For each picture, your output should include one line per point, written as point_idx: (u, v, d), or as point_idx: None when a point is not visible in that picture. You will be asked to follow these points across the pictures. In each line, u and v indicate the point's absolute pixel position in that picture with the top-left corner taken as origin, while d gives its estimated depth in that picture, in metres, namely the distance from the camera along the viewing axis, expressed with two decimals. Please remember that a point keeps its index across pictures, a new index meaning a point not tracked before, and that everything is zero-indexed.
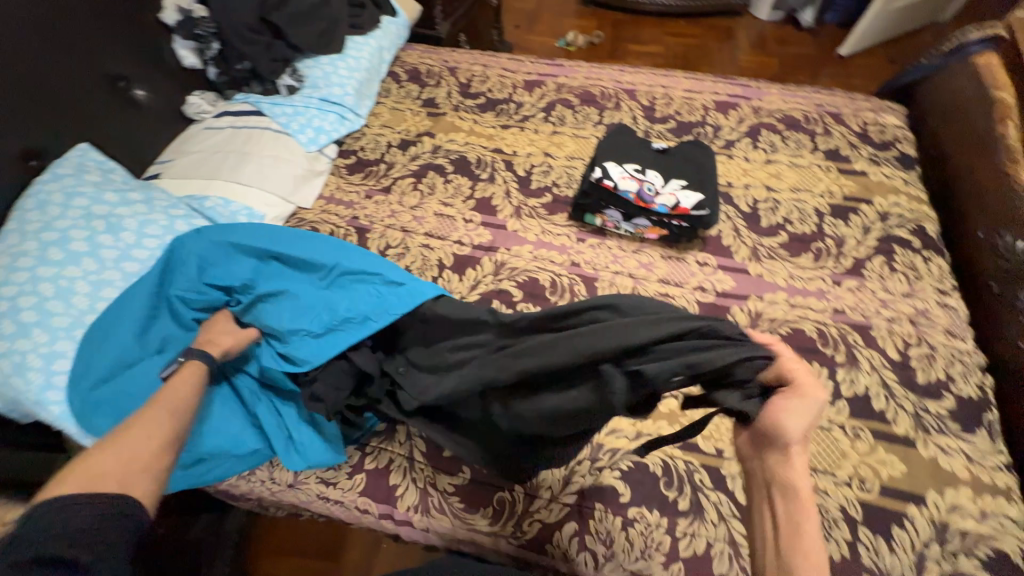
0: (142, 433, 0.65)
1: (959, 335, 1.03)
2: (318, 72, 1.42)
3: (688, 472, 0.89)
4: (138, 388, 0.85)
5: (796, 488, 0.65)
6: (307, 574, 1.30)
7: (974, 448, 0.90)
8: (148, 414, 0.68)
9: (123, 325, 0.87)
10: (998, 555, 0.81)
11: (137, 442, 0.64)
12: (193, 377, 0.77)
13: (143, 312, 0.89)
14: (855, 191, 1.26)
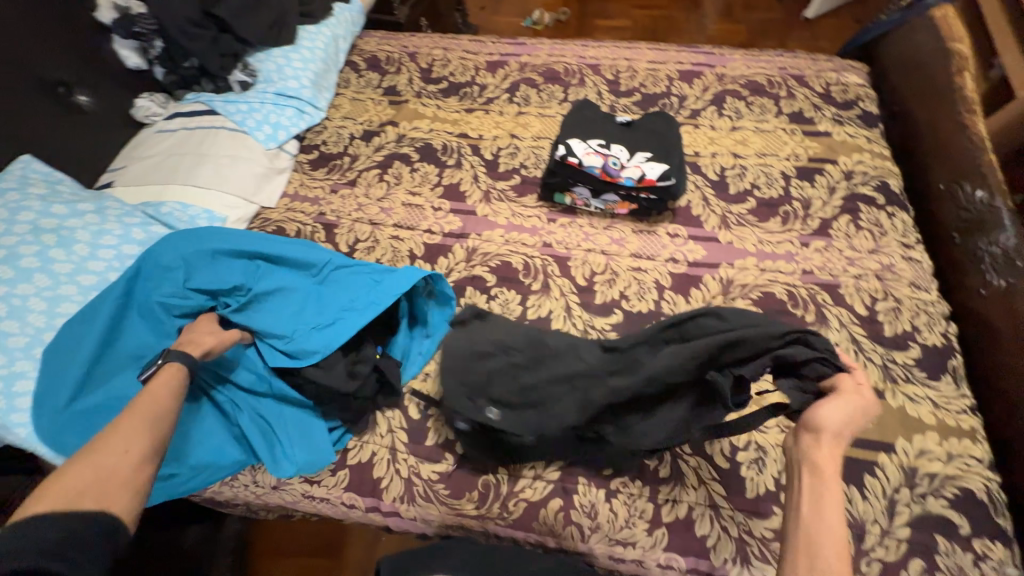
0: (119, 443, 0.62)
1: (924, 287, 1.06)
2: (271, 65, 1.37)
3: None
4: (119, 400, 0.83)
5: (822, 467, 0.65)
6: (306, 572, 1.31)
7: (940, 394, 0.93)
8: (127, 422, 0.65)
9: (94, 338, 0.84)
10: (964, 493, 0.84)
11: (111, 454, 0.61)
12: (173, 380, 0.73)
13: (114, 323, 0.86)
14: (820, 152, 1.27)
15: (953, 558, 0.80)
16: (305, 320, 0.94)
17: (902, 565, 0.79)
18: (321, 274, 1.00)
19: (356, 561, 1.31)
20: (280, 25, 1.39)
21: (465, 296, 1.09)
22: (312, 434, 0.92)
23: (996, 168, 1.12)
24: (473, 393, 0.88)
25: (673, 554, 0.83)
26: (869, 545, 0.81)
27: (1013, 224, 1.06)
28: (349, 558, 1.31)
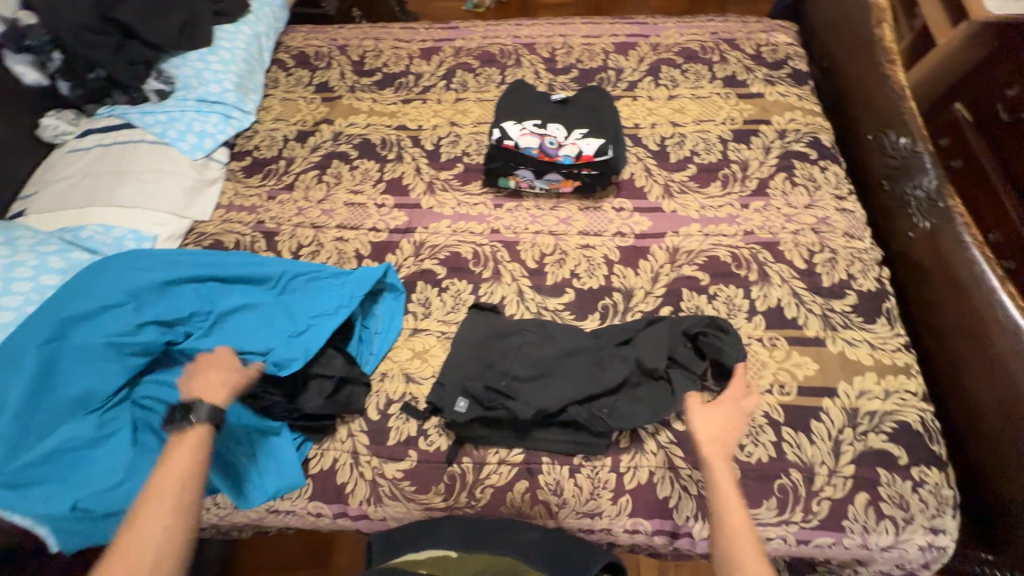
0: (151, 540, 0.59)
1: (858, 236, 1.10)
2: (188, 70, 1.29)
3: None
4: (63, 451, 0.73)
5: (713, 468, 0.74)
6: None
7: (876, 335, 0.98)
8: (156, 510, 0.61)
9: (23, 384, 0.72)
10: (901, 426, 0.89)
11: (145, 551, 0.59)
12: (199, 452, 0.67)
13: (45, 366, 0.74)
14: (754, 114, 1.29)
15: (893, 487, 0.85)
16: (276, 332, 0.87)
17: (848, 500, 0.84)
18: (281, 284, 0.93)
19: (347, 565, 1.30)
20: (193, 26, 1.30)
21: (416, 291, 1.07)
22: (284, 459, 0.86)
23: (915, 115, 1.17)
24: (489, 371, 0.93)
25: (638, 518, 0.86)
26: (818, 486, 0.85)
27: (934, 166, 1.11)
28: (340, 563, 1.30)
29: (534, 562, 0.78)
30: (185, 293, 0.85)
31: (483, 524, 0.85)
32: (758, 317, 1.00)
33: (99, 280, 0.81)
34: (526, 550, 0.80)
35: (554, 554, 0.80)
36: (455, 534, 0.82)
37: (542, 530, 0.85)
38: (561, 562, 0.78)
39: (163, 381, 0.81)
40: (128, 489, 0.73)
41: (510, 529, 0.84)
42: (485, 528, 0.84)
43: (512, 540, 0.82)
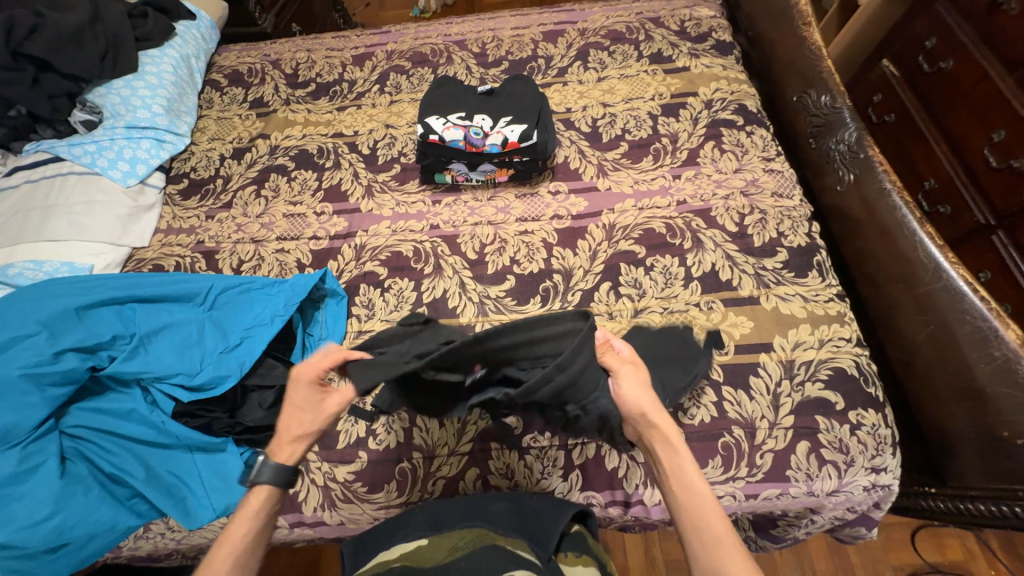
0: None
1: (786, 195, 1.12)
2: (115, 98, 1.28)
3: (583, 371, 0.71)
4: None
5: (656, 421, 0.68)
6: None
7: (808, 288, 1.00)
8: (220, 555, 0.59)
9: None
10: (837, 372, 0.91)
11: None
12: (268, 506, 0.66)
13: None
14: (681, 87, 1.31)
15: (832, 433, 0.87)
16: (206, 349, 0.88)
17: (790, 450, 0.86)
18: (210, 299, 0.93)
19: None
20: (115, 53, 1.30)
21: (359, 294, 1.07)
22: (227, 474, 0.83)
23: (834, 73, 1.19)
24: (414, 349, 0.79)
25: (589, 491, 0.88)
26: (760, 440, 0.87)
27: (853, 120, 1.13)
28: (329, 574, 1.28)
29: (506, 526, 0.73)
30: (104, 318, 0.85)
31: (448, 503, 0.80)
32: (694, 284, 1.02)
33: (9, 314, 0.81)
34: (496, 517, 0.76)
35: (524, 517, 0.76)
36: (423, 519, 0.77)
37: (513, 500, 0.81)
38: (533, 524, 0.74)
39: (97, 409, 0.82)
40: (59, 522, 0.73)
41: (479, 504, 0.80)
42: (452, 507, 0.79)
43: (482, 513, 0.77)
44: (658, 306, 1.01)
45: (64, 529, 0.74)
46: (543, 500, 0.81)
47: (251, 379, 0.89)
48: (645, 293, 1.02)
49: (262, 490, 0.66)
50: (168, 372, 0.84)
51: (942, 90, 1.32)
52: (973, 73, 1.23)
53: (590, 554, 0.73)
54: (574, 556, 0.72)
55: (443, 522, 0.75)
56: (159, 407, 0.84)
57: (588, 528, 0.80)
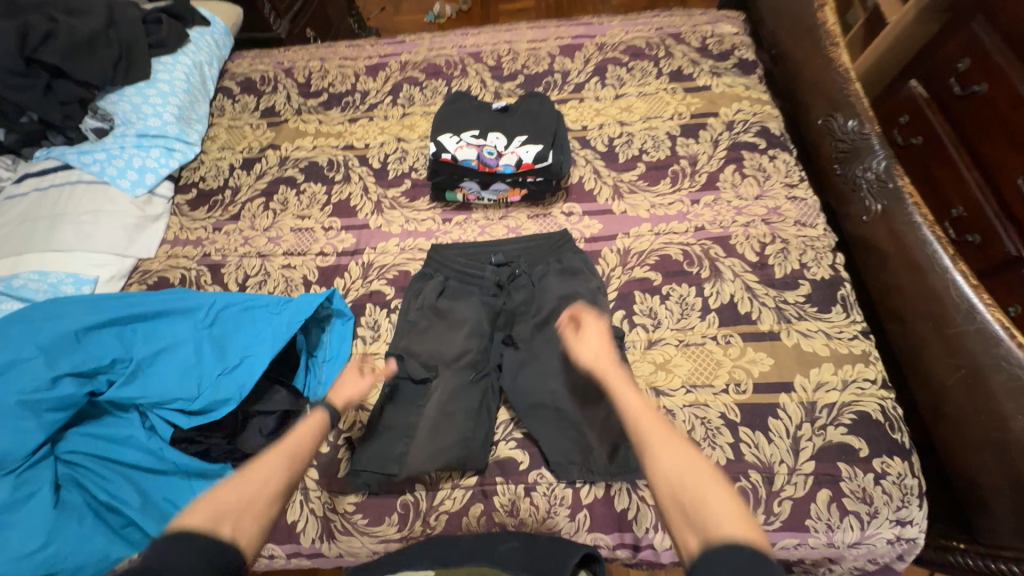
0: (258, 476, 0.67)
1: (810, 224, 1.08)
2: (126, 105, 1.27)
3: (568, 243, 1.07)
4: None
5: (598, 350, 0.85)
6: None
7: (831, 325, 0.96)
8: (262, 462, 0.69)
9: None
10: (860, 416, 0.87)
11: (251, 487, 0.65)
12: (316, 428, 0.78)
13: None
14: (701, 107, 1.27)
15: (855, 481, 0.83)
16: (205, 371, 0.86)
17: (809, 498, 0.82)
18: (211, 319, 0.91)
19: None
20: (128, 59, 1.29)
21: (366, 314, 1.04)
22: None
23: (862, 98, 1.14)
24: (449, 267, 1.05)
25: (596, 533, 0.84)
26: (778, 486, 0.83)
27: (882, 147, 1.08)
28: None
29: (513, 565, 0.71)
30: (104, 339, 0.84)
31: (456, 543, 0.79)
32: (711, 315, 0.98)
33: (10, 336, 0.80)
34: (508, 558, 0.73)
35: (533, 558, 0.73)
36: (431, 554, 0.76)
37: (522, 539, 0.79)
38: (542, 560, 0.72)
39: (95, 434, 0.81)
40: (52, 552, 0.71)
41: (486, 542, 0.79)
42: (460, 546, 0.77)
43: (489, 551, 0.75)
44: (674, 338, 0.97)
45: (55, 560, 0.71)
46: (552, 541, 0.78)
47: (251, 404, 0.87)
48: (660, 323, 0.99)
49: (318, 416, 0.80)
50: (167, 396, 0.82)
51: (974, 114, 1.26)
52: (1009, 97, 1.17)
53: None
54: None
55: (451, 558, 0.74)
56: (157, 432, 0.83)
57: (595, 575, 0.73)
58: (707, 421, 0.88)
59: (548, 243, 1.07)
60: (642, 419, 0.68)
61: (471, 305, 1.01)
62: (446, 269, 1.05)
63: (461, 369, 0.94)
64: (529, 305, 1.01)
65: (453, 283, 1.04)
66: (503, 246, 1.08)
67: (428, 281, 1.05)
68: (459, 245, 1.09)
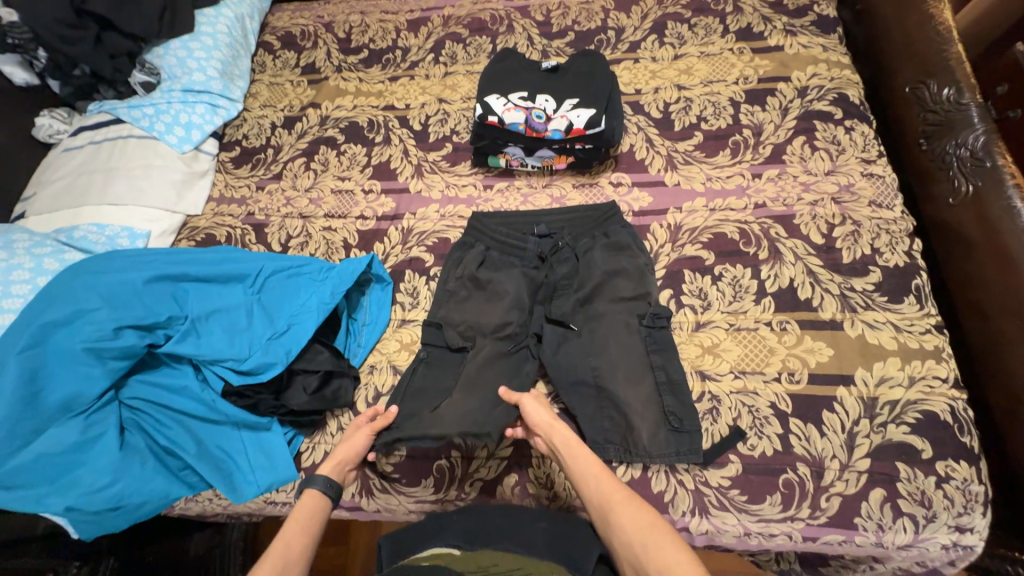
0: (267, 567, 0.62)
1: (886, 205, 0.98)
2: (171, 60, 1.26)
3: (614, 210, 1.02)
4: (56, 453, 0.76)
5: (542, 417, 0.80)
6: (319, 560, 1.28)
7: (902, 317, 0.88)
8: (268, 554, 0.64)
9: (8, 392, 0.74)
10: (926, 416, 0.81)
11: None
12: (316, 509, 0.73)
13: (23, 375, 0.76)
14: (771, 70, 1.15)
15: (914, 483, 0.78)
16: (253, 333, 0.87)
17: (861, 496, 0.78)
18: (259, 281, 0.92)
19: (368, 541, 1.29)
20: (173, 11, 1.27)
21: (405, 281, 1.04)
22: (270, 451, 0.86)
23: (963, 62, 1.02)
24: (490, 236, 1.02)
25: None
26: (828, 482, 0.79)
27: (981, 120, 0.97)
28: (359, 539, 1.29)
29: (534, 549, 0.72)
30: (159, 294, 0.86)
31: (487, 510, 0.80)
32: (766, 300, 0.92)
33: (74, 285, 0.83)
34: (530, 540, 0.73)
35: (556, 543, 0.72)
36: (460, 527, 0.77)
37: (551, 519, 0.77)
38: (566, 549, 0.71)
39: (153, 383, 0.85)
40: (118, 489, 0.78)
41: (516, 516, 0.78)
42: (489, 518, 0.78)
43: (516, 533, 0.75)
44: (724, 321, 0.92)
45: (123, 495, 0.78)
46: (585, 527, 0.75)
47: (296, 364, 0.88)
48: (710, 305, 0.94)
49: (313, 494, 0.75)
50: (218, 355, 0.84)
51: None
52: None
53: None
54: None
55: (479, 537, 0.75)
56: (209, 385, 0.86)
57: None
58: (755, 410, 0.84)
59: (594, 217, 1.02)
60: (602, 486, 0.70)
61: (513, 276, 0.98)
62: (488, 235, 1.02)
63: (501, 340, 0.93)
64: (572, 278, 0.97)
65: (494, 253, 1.01)
66: (547, 215, 1.04)
67: (468, 251, 1.02)
68: (500, 216, 1.05)
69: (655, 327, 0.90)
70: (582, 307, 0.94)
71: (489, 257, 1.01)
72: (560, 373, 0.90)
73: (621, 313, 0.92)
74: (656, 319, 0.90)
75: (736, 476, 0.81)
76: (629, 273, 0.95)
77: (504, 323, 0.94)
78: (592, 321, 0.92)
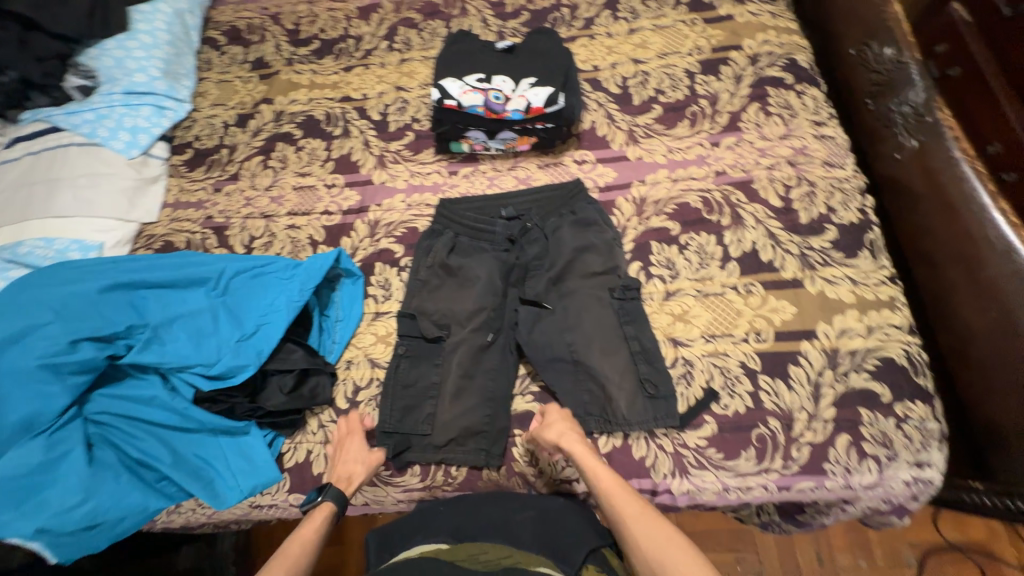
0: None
1: (838, 164, 1.01)
2: (109, 61, 1.20)
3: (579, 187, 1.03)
4: (19, 475, 0.73)
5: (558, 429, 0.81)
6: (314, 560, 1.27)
7: (858, 271, 0.92)
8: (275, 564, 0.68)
9: None
10: (885, 362, 0.85)
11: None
12: (320, 519, 0.76)
13: None
14: (723, 40, 1.17)
15: (876, 426, 0.82)
16: (221, 337, 0.86)
17: (829, 443, 0.82)
18: (222, 284, 0.90)
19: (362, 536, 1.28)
20: (103, 11, 1.22)
21: (375, 273, 1.02)
22: (250, 455, 0.84)
23: (902, 22, 1.05)
24: (459, 223, 1.02)
25: None
26: (797, 432, 0.83)
27: (922, 78, 1.01)
28: (353, 535, 1.28)
29: (524, 541, 0.73)
30: (116, 304, 0.83)
31: (476, 501, 0.80)
32: (731, 264, 0.95)
33: (24, 301, 0.80)
34: (519, 532, 0.74)
35: (546, 533, 0.74)
36: (448, 523, 0.77)
37: (537, 509, 0.79)
38: (556, 540, 0.72)
39: (120, 396, 0.83)
40: (91, 507, 0.75)
41: (503, 509, 0.79)
42: (477, 508, 0.79)
43: (503, 526, 0.75)
44: (691, 288, 0.94)
45: (97, 512, 0.76)
46: (573, 516, 0.77)
47: (269, 364, 0.87)
48: (678, 273, 0.96)
49: (325, 505, 0.78)
50: (185, 362, 0.82)
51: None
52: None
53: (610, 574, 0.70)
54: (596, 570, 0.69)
55: (467, 531, 0.75)
56: (179, 394, 0.84)
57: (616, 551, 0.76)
58: (726, 370, 0.87)
59: (559, 196, 1.03)
60: (619, 498, 0.71)
61: (484, 261, 0.98)
62: (457, 222, 1.02)
63: (476, 324, 0.93)
64: (542, 258, 0.98)
65: (463, 239, 1.01)
66: (514, 197, 1.04)
67: (437, 238, 1.01)
68: (466, 201, 1.05)
69: (626, 299, 0.92)
70: (555, 286, 0.95)
71: (460, 243, 1.00)
72: (537, 352, 0.90)
73: (593, 289, 0.93)
74: (626, 290, 0.92)
75: (712, 435, 0.84)
76: (598, 249, 0.96)
77: (478, 307, 0.94)
78: (565, 298, 0.93)
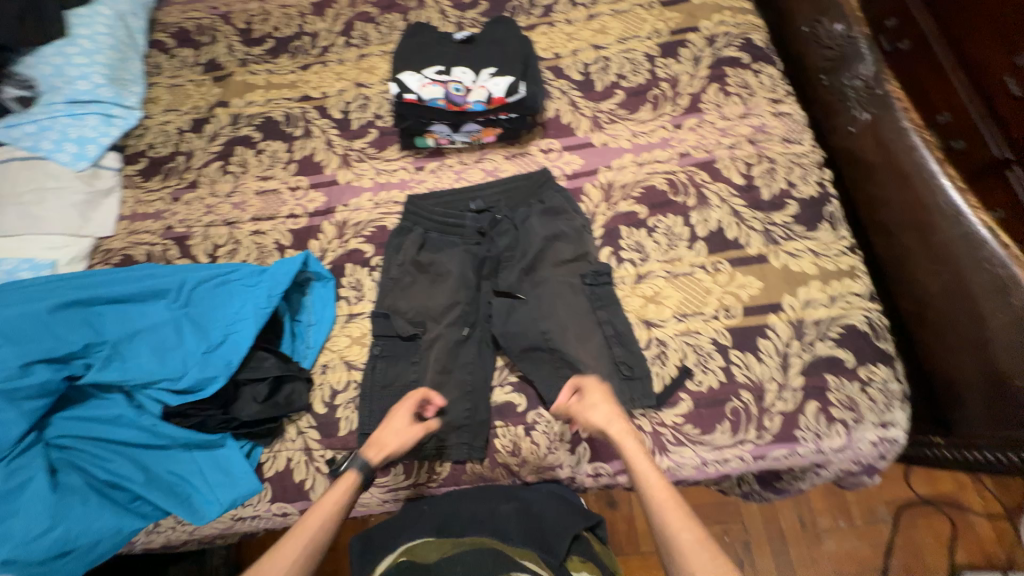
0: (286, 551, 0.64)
1: (796, 140, 1.04)
2: (47, 68, 1.14)
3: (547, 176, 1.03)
4: None
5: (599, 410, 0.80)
6: None
7: (820, 243, 0.95)
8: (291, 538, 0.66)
9: None
10: (848, 329, 0.88)
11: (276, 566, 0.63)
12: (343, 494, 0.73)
13: None
14: (681, 22, 1.17)
15: (842, 391, 0.85)
16: (187, 350, 0.83)
17: (798, 410, 0.85)
18: (184, 296, 0.87)
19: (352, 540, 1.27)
20: (36, 14, 1.14)
21: (346, 275, 1.01)
22: (227, 467, 0.83)
23: None
24: (428, 218, 1.01)
25: (597, 462, 0.86)
26: (769, 402, 0.85)
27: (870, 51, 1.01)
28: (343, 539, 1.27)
29: (509, 532, 0.73)
30: (71, 323, 0.80)
31: (459, 497, 0.81)
32: (699, 244, 0.97)
33: None
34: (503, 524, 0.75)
35: (529, 524, 0.75)
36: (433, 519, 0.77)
37: (520, 500, 0.80)
38: (539, 531, 0.73)
39: (84, 418, 0.80)
40: (61, 533, 0.73)
41: (486, 503, 0.79)
42: (460, 503, 0.80)
43: (488, 520, 0.76)
44: (661, 270, 0.96)
45: (68, 539, 0.73)
46: (557, 506, 0.78)
47: (241, 374, 0.85)
48: (647, 256, 0.97)
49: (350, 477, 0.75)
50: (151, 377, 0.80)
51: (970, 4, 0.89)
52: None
53: (595, 561, 0.72)
54: (581, 561, 0.72)
55: (452, 526, 0.75)
56: (147, 411, 0.82)
57: (596, 536, 0.79)
58: (698, 347, 0.89)
59: (527, 186, 1.03)
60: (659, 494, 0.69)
61: (455, 255, 0.97)
62: (426, 218, 1.01)
63: (451, 319, 0.93)
64: (512, 249, 0.98)
65: (433, 234, 1.00)
66: (482, 189, 1.03)
67: (407, 235, 1.00)
68: (434, 195, 1.04)
69: (598, 284, 0.93)
70: (527, 276, 0.95)
71: (431, 239, 1.00)
72: (512, 343, 0.90)
73: (565, 276, 0.94)
74: (597, 276, 0.93)
75: (688, 412, 0.86)
76: (569, 236, 0.97)
77: (452, 302, 0.94)
78: (537, 287, 0.94)
